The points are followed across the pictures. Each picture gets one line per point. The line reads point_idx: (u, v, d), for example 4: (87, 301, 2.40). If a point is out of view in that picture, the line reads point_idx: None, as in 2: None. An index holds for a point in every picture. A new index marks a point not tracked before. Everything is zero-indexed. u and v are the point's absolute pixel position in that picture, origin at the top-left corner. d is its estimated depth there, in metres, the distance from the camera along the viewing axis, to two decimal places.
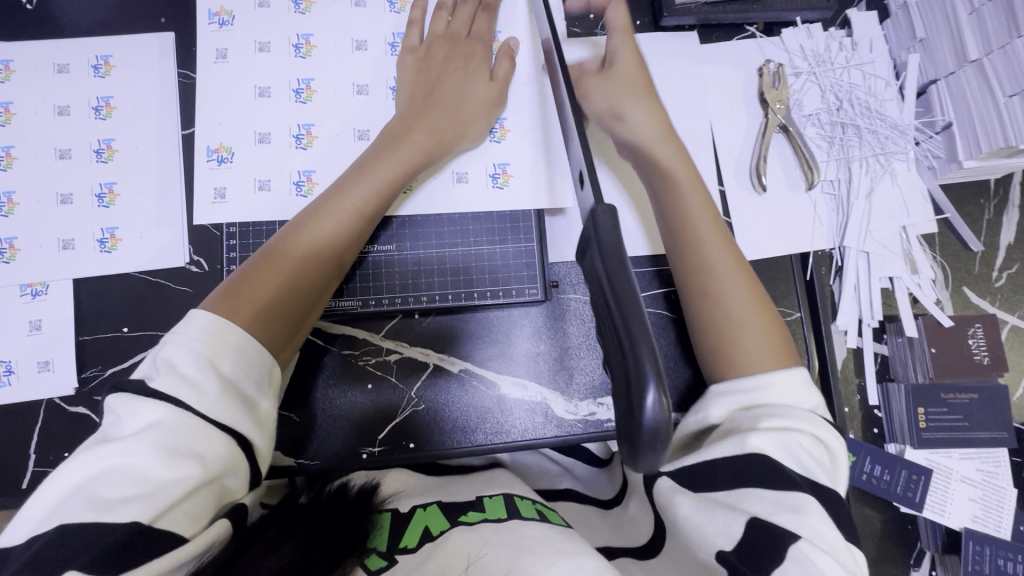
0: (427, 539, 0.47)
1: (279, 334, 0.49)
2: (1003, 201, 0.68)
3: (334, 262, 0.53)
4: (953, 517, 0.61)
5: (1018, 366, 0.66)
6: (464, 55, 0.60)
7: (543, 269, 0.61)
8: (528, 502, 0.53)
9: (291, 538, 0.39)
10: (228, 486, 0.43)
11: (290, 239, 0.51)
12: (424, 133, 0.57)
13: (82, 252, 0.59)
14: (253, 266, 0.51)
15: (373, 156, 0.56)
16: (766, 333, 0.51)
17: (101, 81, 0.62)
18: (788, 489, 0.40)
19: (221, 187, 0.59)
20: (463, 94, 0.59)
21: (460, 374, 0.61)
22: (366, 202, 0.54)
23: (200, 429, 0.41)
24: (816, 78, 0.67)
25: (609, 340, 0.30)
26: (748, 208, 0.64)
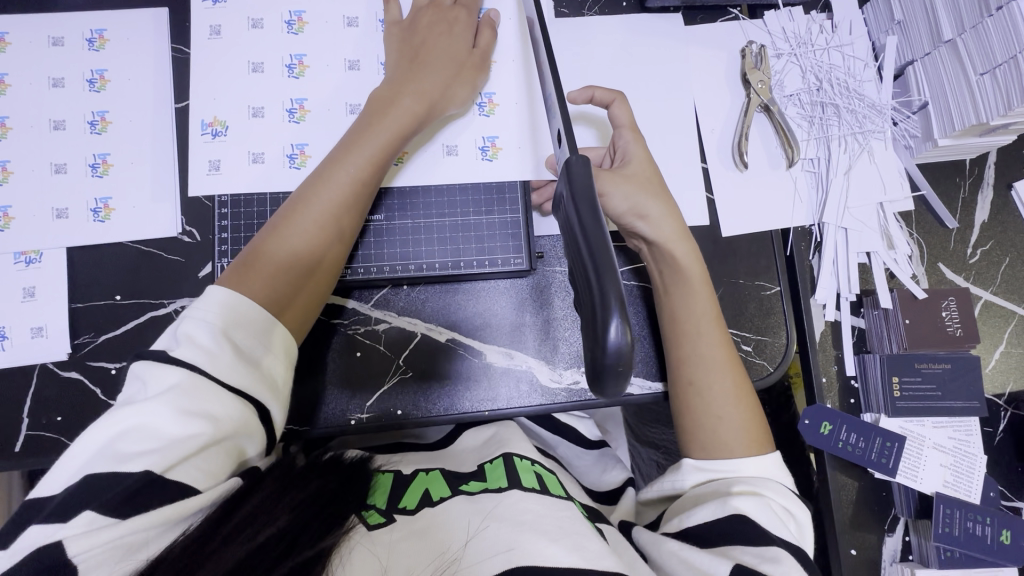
0: (426, 503, 0.50)
1: (284, 300, 0.51)
2: (978, 179, 0.70)
3: (335, 231, 0.53)
4: (925, 482, 0.63)
5: (991, 340, 0.68)
6: (448, 20, 0.61)
7: (528, 240, 0.62)
8: (527, 464, 0.54)
9: (285, 502, 0.43)
10: (242, 449, 0.44)
11: (292, 210, 0.53)
12: (412, 97, 0.56)
13: (77, 221, 0.60)
14: (261, 238, 0.52)
15: (364, 122, 0.55)
16: (744, 421, 0.55)
17: (95, 54, 0.63)
18: (766, 542, 0.45)
19: (213, 158, 0.60)
20: (449, 54, 0.59)
21: (448, 344, 0.62)
22: (361, 171, 0.54)
23: (213, 392, 0.43)
24: (797, 59, 0.69)
25: (582, 285, 0.31)
26: (730, 184, 0.66)
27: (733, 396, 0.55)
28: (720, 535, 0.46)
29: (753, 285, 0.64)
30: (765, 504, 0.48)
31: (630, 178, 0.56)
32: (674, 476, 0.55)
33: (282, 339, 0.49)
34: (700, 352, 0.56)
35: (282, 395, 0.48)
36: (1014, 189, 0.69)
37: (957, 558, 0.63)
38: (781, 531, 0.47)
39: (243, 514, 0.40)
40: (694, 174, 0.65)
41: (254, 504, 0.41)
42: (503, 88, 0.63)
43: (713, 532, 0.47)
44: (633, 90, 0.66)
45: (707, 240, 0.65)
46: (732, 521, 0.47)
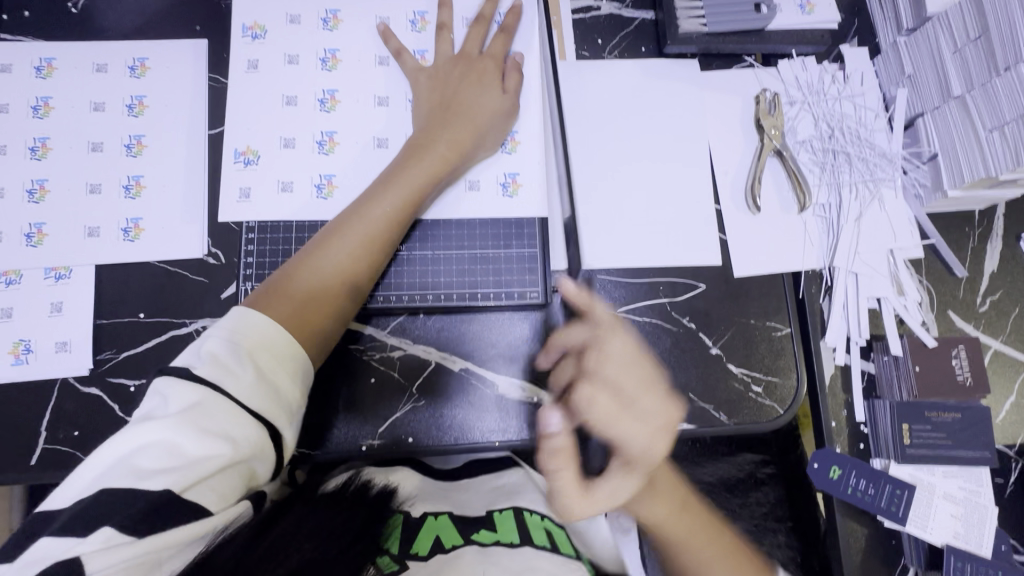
0: (438, 551, 0.52)
1: (306, 324, 0.51)
2: (987, 230, 0.71)
3: (365, 264, 0.55)
4: (936, 532, 0.63)
5: (1000, 389, 0.68)
6: (477, 70, 0.64)
7: (545, 274, 0.64)
8: (536, 519, 0.57)
9: (313, 531, 0.42)
10: (253, 470, 0.45)
11: (325, 240, 0.55)
12: (446, 144, 0.60)
13: (107, 239, 0.62)
14: (291, 267, 0.54)
15: (400, 163, 0.59)
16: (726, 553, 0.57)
17: (136, 81, 0.65)
18: None
19: (244, 189, 0.62)
20: (481, 104, 0.62)
21: (462, 373, 0.63)
22: (393, 209, 0.57)
23: (230, 412, 0.43)
24: (809, 107, 0.71)
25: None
26: (743, 226, 0.67)
27: (705, 532, 0.59)
28: None
29: (763, 326, 0.65)
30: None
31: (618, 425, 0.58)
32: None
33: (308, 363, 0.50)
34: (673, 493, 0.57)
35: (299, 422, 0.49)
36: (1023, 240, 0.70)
37: None
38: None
39: (272, 538, 0.39)
40: (707, 216, 0.67)
41: (284, 530, 0.41)
42: (525, 128, 0.66)
43: None
44: (649, 133, 0.68)
45: (718, 280, 0.66)
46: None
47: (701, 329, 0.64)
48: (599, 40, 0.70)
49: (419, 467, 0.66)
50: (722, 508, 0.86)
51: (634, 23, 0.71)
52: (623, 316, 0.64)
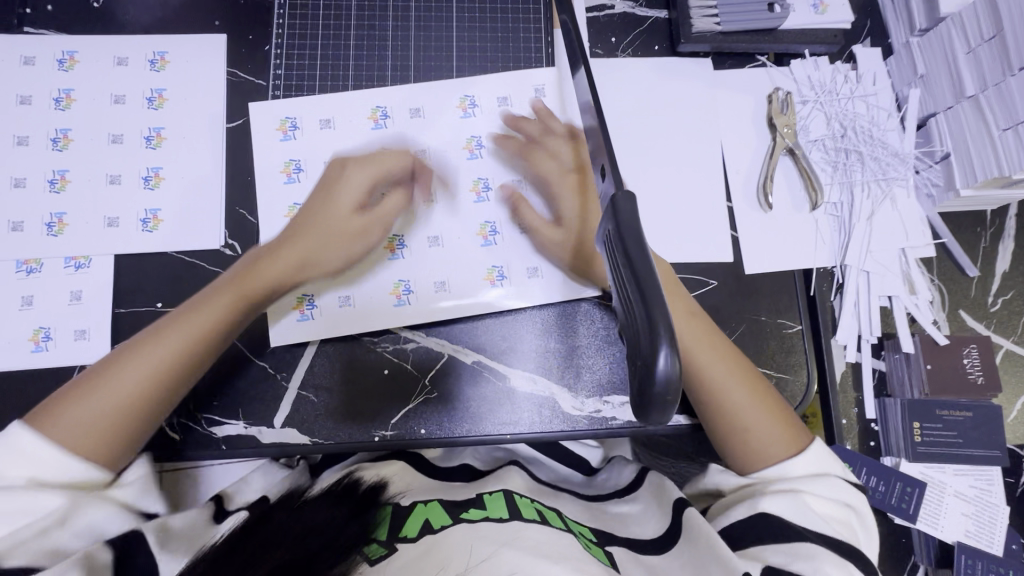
0: (427, 531, 0.48)
1: (130, 426, 0.52)
2: (999, 230, 0.71)
3: (193, 354, 0.55)
4: (946, 530, 0.63)
5: (1011, 388, 0.68)
6: (375, 175, 0.64)
7: (557, 268, 0.64)
8: (526, 501, 0.54)
9: (282, 539, 0.42)
10: (95, 527, 0.47)
11: (118, 356, 0.54)
12: (268, 273, 0.60)
13: (126, 229, 0.63)
14: (124, 355, 0.54)
15: (220, 292, 0.58)
16: (775, 427, 0.55)
17: (156, 75, 0.66)
18: (798, 542, 0.47)
19: (296, 207, 0.64)
20: (338, 225, 0.62)
21: (474, 366, 0.63)
22: (211, 323, 0.57)
23: (16, 482, 0.46)
24: (821, 106, 0.71)
25: (630, 315, 0.32)
26: (754, 224, 0.67)
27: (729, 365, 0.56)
28: (749, 534, 0.49)
29: (775, 323, 0.65)
30: (800, 500, 0.50)
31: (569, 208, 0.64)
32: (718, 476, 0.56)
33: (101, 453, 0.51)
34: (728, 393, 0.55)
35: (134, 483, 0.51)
36: None
37: None
38: (817, 525, 0.48)
39: (244, 554, 0.40)
40: (720, 213, 0.67)
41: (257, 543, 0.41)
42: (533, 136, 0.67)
43: (744, 530, 0.49)
44: (663, 130, 0.69)
45: (729, 275, 0.66)
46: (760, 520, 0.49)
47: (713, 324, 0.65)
48: (613, 39, 0.71)
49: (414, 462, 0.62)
50: None
51: (647, 22, 0.72)
52: None
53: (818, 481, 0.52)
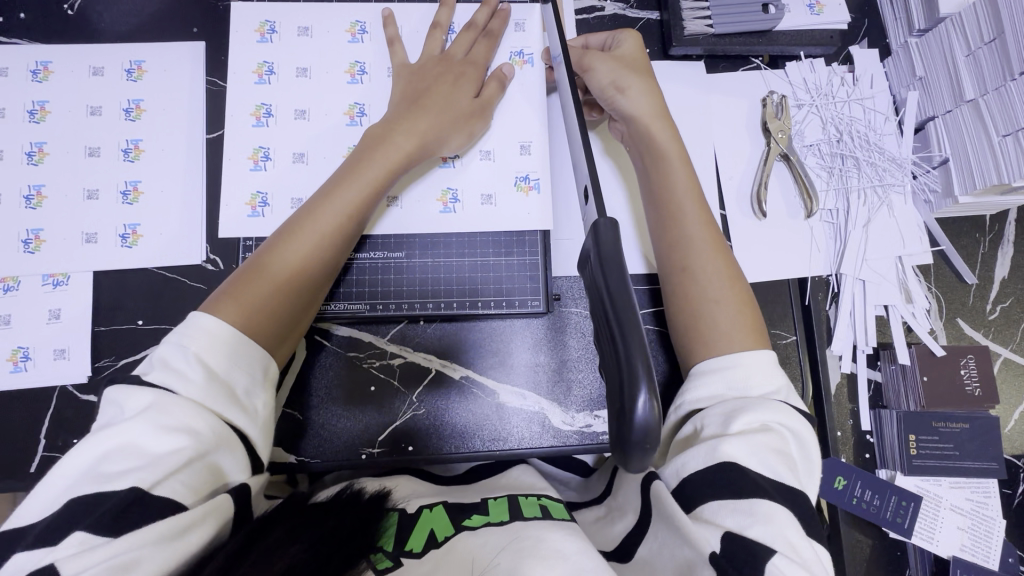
0: (432, 543, 0.47)
1: (275, 333, 0.52)
2: (998, 236, 0.69)
3: (326, 254, 0.54)
4: (942, 544, 0.62)
5: (1009, 398, 0.67)
6: (455, 73, 0.61)
7: (546, 282, 0.63)
8: (531, 500, 0.52)
9: (301, 537, 0.40)
10: (221, 464, 0.45)
11: (266, 253, 0.53)
12: (406, 136, 0.57)
13: (105, 245, 0.62)
14: (273, 243, 0.53)
15: (355, 161, 0.56)
16: (739, 316, 0.53)
17: (133, 85, 0.65)
18: (754, 496, 0.42)
19: (264, 147, 0.61)
20: (449, 97, 0.59)
21: (462, 381, 0.62)
22: (350, 200, 0.55)
23: (191, 409, 0.43)
24: (817, 110, 0.69)
25: (607, 349, 0.31)
26: (747, 232, 0.66)
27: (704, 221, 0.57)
28: (709, 487, 0.43)
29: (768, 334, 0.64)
30: (753, 440, 0.44)
31: (619, 59, 0.62)
32: (676, 404, 0.52)
33: (268, 365, 0.50)
34: (689, 234, 0.57)
35: (262, 417, 0.49)
36: None
37: None
38: (769, 466, 0.43)
39: (259, 551, 0.37)
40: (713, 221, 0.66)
41: (272, 541, 0.39)
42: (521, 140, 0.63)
43: (705, 483, 0.44)
44: None
45: None
46: (718, 469, 0.43)
47: None
48: None
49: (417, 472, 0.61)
50: None
51: (639, 23, 0.70)
52: None
53: (758, 402, 0.47)
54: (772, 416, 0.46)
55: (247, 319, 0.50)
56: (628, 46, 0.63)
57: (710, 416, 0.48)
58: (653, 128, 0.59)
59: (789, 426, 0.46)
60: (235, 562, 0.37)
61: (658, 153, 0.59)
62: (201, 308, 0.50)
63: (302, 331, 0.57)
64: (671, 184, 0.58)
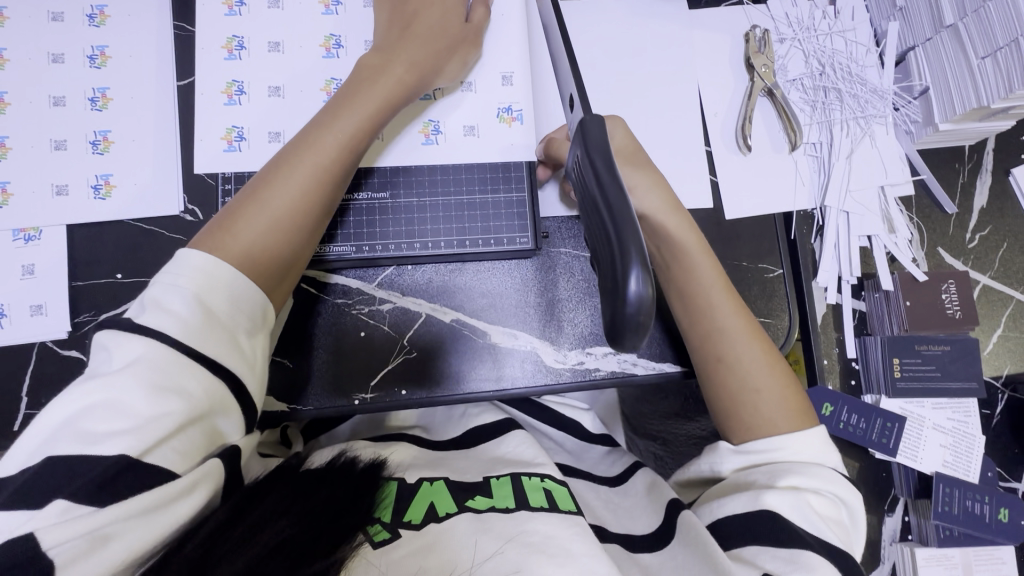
0: (431, 518, 0.48)
1: (272, 271, 0.50)
2: (977, 166, 0.70)
3: (324, 189, 0.52)
4: (925, 462, 0.64)
5: (988, 324, 0.69)
6: None
7: (534, 219, 0.62)
8: (535, 481, 0.52)
9: (290, 512, 0.41)
10: (216, 426, 0.44)
11: (258, 188, 0.50)
12: (402, 66, 0.55)
13: (76, 197, 0.59)
14: (266, 177, 0.51)
15: (347, 93, 0.54)
16: (782, 395, 0.53)
17: (96, 31, 0.61)
18: (795, 547, 0.44)
19: (238, 80, 0.59)
20: (440, 26, 0.57)
21: (453, 325, 0.62)
22: (345, 133, 0.52)
23: (182, 364, 0.42)
24: (799, 44, 0.69)
25: (597, 231, 0.31)
26: (732, 167, 0.66)
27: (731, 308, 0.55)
28: (747, 531, 0.45)
29: (755, 268, 0.64)
30: (800, 498, 0.46)
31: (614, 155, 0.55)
32: (712, 459, 0.54)
33: (263, 304, 0.49)
34: (717, 323, 0.55)
35: (260, 371, 0.48)
36: (1013, 174, 0.70)
37: (956, 536, 0.63)
38: (813, 526, 0.45)
39: (248, 524, 0.39)
40: (699, 157, 0.65)
41: (260, 512, 0.40)
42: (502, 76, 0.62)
43: (741, 526, 0.46)
44: (638, 72, 0.66)
45: (710, 222, 0.65)
46: (761, 518, 0.45)
47: None
48: None
49: (416, 441, 0.62)
50: None
51: None
52: None
53: (803, 467, 0.49)
54: (824, 483, 0.48)
55: (243, 258, 0.48)
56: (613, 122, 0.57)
57: (755, 472, 0.50)
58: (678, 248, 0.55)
59: (840, 497, 0.48)
60: (222, 531, 0.38)
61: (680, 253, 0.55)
62: (191, 245, 0.47)
63: (298, 274, 0.54)
64: (697, 280, 0.55)
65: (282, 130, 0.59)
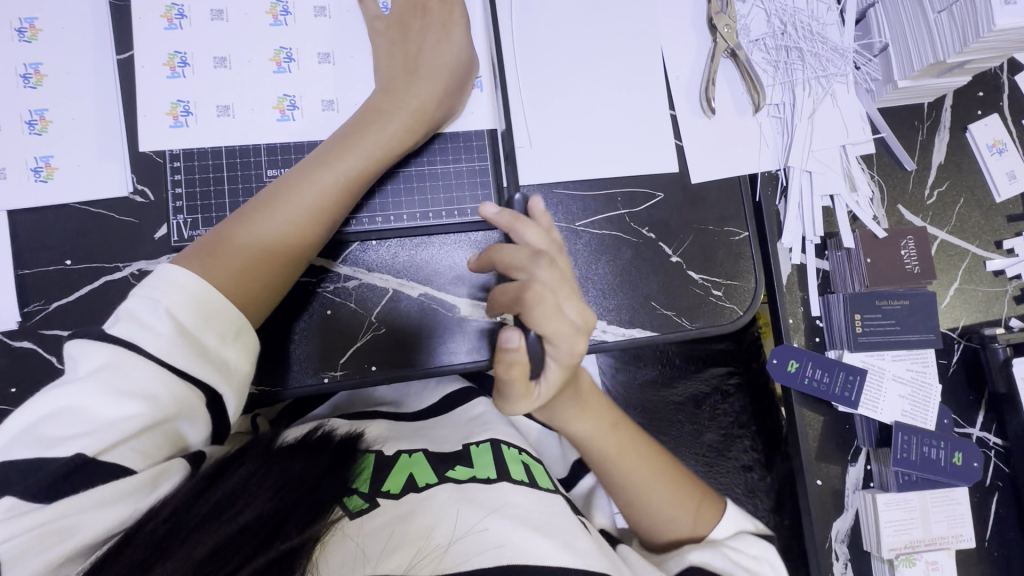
0: (411, 488, 0.48)
1: (254, 297, 0.49)
2: (935, 122, 0.71)
3: (320, 225, 0.52)
4: (885, 412, 0.67)
5: (946, 277, 0.71)
6: (441, 14, 0.57)
7: (496, 187, 0.61)
8: (514, 454, 0.54)
9: (269, 481, 0.40)
10: (183, 430, 0.42)
11: (256, 210, 0.50)
12: (408, 106, 0.55)
13: (16, 181, 0.56)
14: (262, 202, 0.51)
15: (353, 126, 0.54)
16: (669, 501, 0.55)
17: (23, 1, 0.57)
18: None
19: (180, 52, 0.56)
20: (445, 60, 0.56)
21: (421, 300, 0.61)
22: (352, 168, 0.52)
23: (148, 372, 0.40)
24: (762, 3, 0.68)
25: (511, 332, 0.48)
26: (697, 129, 0.66)
27: (636, 475, 0.56)
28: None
29: (721, 230, 0.65)
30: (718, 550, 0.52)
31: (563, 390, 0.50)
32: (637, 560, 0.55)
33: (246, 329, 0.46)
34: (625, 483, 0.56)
35: (239, 376, 0.45)
36: (969, 131, 0.71)
37: (916, 481, 0.66)
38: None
39: (223, 494, 0.38)
40: (662, 120, 0.65)
41: (235, 482, 0.39)
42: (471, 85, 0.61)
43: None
44: (599, 35, 0.65)
45: (675, 186, 0.65)
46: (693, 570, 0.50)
47: (661, 238, 0.64)
48: None
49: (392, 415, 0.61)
50: (692, 421, 0.92)
51: None
52: (581, 231, 0.63)
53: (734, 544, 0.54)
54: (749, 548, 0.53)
55: (240, 275, 0.48)
56: (549, 279, 0.45)
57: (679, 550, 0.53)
58: (562, 408, 0.54)
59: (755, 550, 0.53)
60: (194, 501, 0.37)
61: (577, 402, 0.54)
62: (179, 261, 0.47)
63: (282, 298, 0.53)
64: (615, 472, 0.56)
65: (232, 103, 0.57)
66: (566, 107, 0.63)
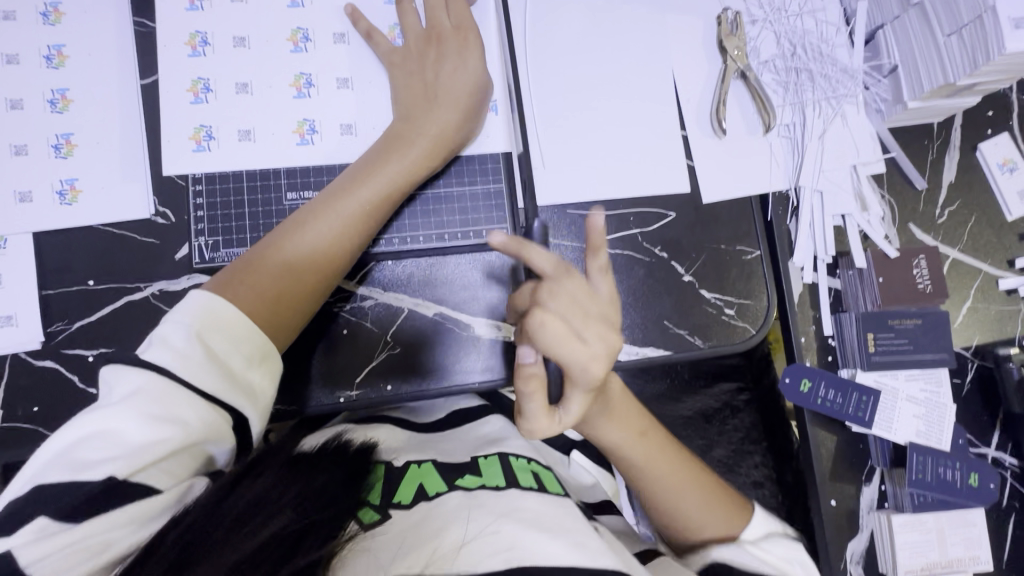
0: (422, 497, 0.49)
1: (283, 322, 0.50)
2: (945, 141, 0.72)
3: (343, 249, 0.53)
4: (899, 432, 0.66)
5: (958, 295, 0.71)
6: (458, 41, 0.58)
7: (511, 209, 0.62)
8: (523, 462, 0.54)
9: (286, 495, 0.40)
10: (211, 451, 0.43)
11: (282, 237, 0.52)
12: (427, 133, 0.56)
13: (41, 204, 0.58)
14: (287, 229, 0.52)
15: (376, 154, 0.55)
16: (704, 501, 0.55)
17: (52, 29, 0.59)
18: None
19: (203, 78, 0.58)
20: (462, 87, 0.57)
21: (436, 319, 0.62)
22: (374, 195, 0.53)
23: (180, 398, 0.41)
24: (771, 25, 0.69)
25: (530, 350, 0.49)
26: (708, 150, 0.66)
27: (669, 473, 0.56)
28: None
29: (732, 250, 0.65)
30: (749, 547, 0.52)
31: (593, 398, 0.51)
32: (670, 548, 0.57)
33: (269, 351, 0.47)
34: (657, 483, 0.55)
35: (263, 399, 0.47)
36: (980, 150, 0.71)
37: (930, 501, 0.66)
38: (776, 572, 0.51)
39: (241, 508, 0.38)
40: (674, 142, 0.66)
41: (253, 494, 0.39)
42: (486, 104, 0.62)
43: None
44: (611, 58, 0.66)
45: (687, 207, 0.65)
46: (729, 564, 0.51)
47: (672, 257, 0.65)
48: None
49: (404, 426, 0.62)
50: (701, 437, 0.92)
51: None
52: None
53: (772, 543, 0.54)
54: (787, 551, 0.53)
55: (266, 301, 0.49)
56: (558, 305, 0.46)
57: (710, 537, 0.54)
58: (594, 417, 0.54)
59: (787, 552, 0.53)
60: (213, 514, 0.37)
61: (605, 411, 0.55)
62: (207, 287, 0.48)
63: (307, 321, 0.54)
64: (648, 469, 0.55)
65: (252, 128, 0.58)
66: (579, 128, 0.64)
